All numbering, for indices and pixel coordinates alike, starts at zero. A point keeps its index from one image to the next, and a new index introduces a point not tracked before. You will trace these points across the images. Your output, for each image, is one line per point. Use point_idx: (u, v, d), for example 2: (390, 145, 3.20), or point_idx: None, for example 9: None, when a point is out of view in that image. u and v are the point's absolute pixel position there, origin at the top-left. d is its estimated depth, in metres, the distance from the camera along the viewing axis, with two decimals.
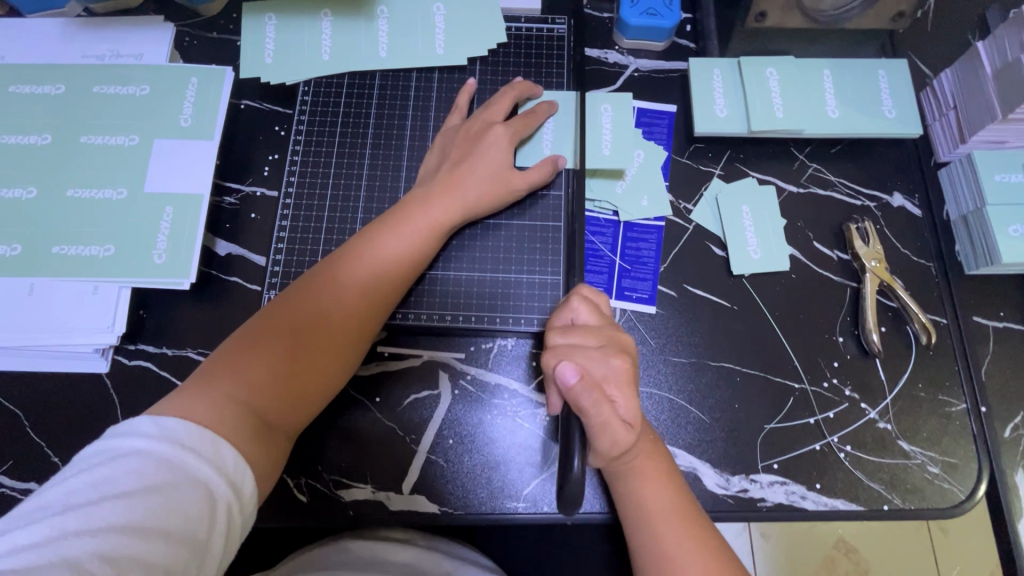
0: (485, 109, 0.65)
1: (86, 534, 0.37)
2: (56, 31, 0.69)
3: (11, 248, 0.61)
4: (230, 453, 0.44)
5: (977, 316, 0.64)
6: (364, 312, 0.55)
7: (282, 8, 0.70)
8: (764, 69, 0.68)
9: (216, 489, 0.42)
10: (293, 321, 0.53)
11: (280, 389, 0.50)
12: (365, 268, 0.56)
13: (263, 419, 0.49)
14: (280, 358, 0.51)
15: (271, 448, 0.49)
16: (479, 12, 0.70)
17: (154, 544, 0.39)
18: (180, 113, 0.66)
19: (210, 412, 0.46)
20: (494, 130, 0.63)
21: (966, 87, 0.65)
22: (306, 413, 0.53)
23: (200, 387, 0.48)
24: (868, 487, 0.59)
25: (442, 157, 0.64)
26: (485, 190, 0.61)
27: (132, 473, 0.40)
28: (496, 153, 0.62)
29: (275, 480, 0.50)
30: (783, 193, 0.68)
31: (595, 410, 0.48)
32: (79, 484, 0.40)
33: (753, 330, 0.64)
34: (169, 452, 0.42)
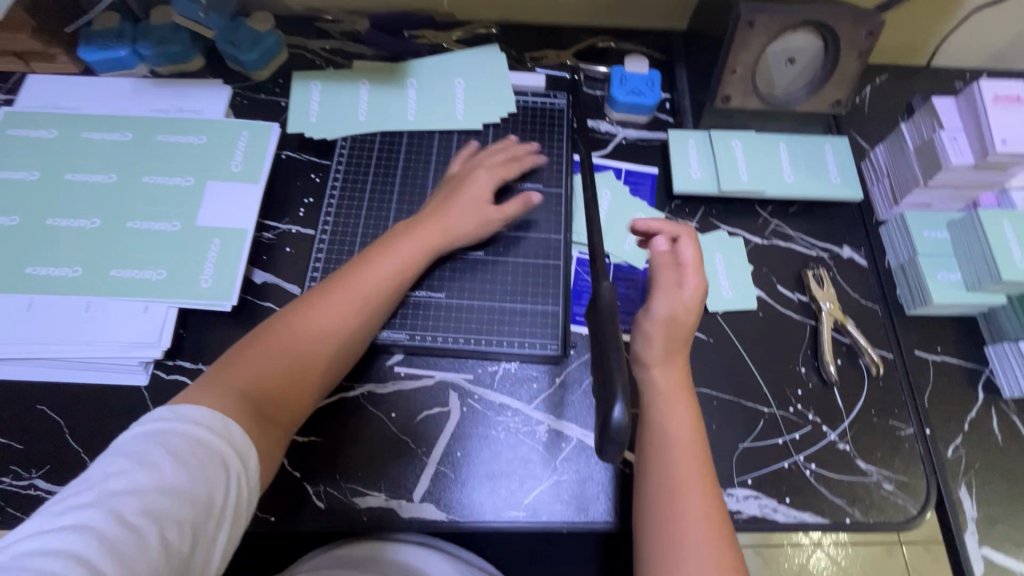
0: (483, 156, 0.77)
1: (127, 494, 0.43)
2: (127, 88, 0.81)
3: (72, 270, 0.69)
4: (237, 430, 0.50)
5: (918, 351, 0.74)
6: (357, 325, 0.63)
7: (327, 78, 0.82)
8: (730, 140, 0.81)
9: (228, 459, 0.48)
10: (295, 326, 0.60)
11: (281, 384, 0.57)
12: (359, 284, 0.64)
13: (263, 409, 0.55)
14: (281, 356, 0.58)
15: (271, 434, 0.54)
16: (493, 86, 0.83)
17: (180, 503, 0.44)
18: (232, 160, 0.76)
19: (219, 398, 0.52)
20: (477, 172, 0.74)
21: (895, 159, 0.78)
22: (303, 408, 0.59)
23: (210, 382, 0.53)
24: (832, 502, 0.66)
25: (436, 194, 0.74)
26: (469, 219, 0.71)
27: (158, 445, 0.46)
28: (477, 192, 0.73)
29: (274, 466, 0.55)
30: (750, 244, 0.79)
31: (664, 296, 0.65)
32: (115, 459, 0.45)
33: (727, 359, 0.72)
34: (185, 429, 0.48)
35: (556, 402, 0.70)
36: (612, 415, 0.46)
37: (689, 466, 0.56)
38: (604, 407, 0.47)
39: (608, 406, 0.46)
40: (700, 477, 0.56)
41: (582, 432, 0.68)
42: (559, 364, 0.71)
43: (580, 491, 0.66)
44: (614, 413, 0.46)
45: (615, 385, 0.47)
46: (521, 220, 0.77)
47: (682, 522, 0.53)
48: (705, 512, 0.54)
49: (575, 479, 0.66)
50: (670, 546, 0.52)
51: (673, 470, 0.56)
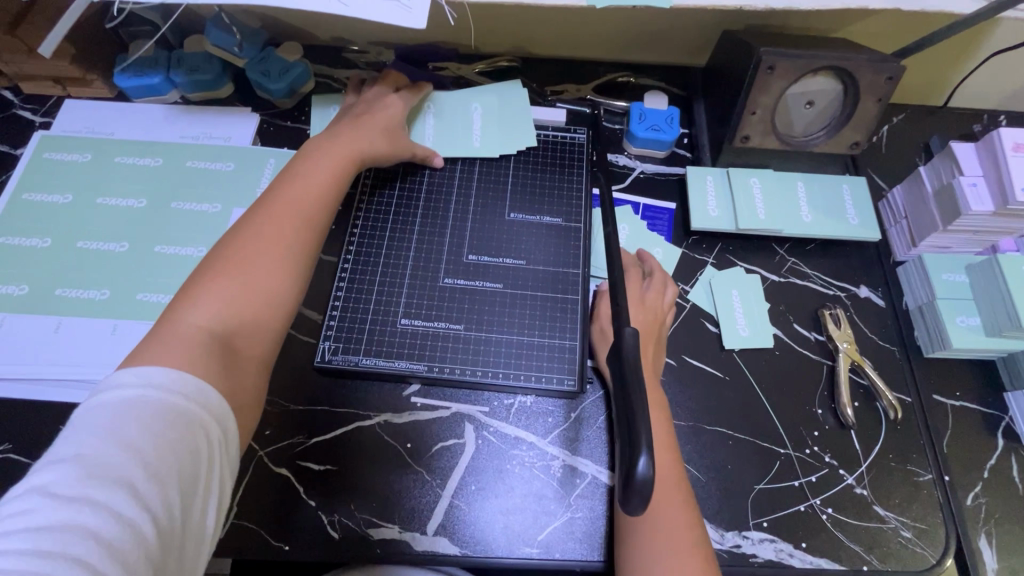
0: (368, 98, 0.79)
1: (104, 467, 0.42)
2: (160, 114, 0.83)
3: (101, 292, 0.70)
4: (214, 394, 0.49)
5: (936, 394, 0.74)
6: (309, 209, 0.63)
7: (345, 103, 0.84)
8: (748, 179, 0.82)
9: (199, 417, 0.47)
10: (237, 257, 0.57)
11: (238, 325, 0.55)
12: (295, 192, 0.64)
13: (227, 346, 0.53)
14: (239, 297, 0.56)
15: (237, 372, 0.53)
16: (516, 118, 0.85)
17: (160, 469, 0.43)
18: (258, 187, 0.78)
19: (170, 349, 0.49)
20: (381, 104, 0.78)
21: (914, 202, 0.79)
22: (263, 338, 0.57)
23: (159, 335, 0.51)
24: (849, 548, 0.66)
25: (340, 119, 0.77)
26: (380, 134, 0.75)
27: (122, 416, 0.44)
28: (386, 116, 0.77)
29: (253, 408, 0.54)
30: (767, 281, 0.79)
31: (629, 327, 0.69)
32: (84, 431, 0.43)
33: (743, 398, 0.72)
34: (155, 394, 0.46)
35: (572, 438, 0.70)
36: (636, 467, 0.42)
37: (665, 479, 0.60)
38: (628, 458, 0.43)
39: (632, 455, 0.43)
40: (675, 489, 0.60)
41: (597, 468, 0.68)
42: (575, 399, 0.72)
43: (595, 529, 0.65)
44: (638, 465, 0.42)
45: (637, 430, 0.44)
46: (539, 252, 0.78)
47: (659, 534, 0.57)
48: (681, 523, 0.58)
49: (590, 516, 0.66)
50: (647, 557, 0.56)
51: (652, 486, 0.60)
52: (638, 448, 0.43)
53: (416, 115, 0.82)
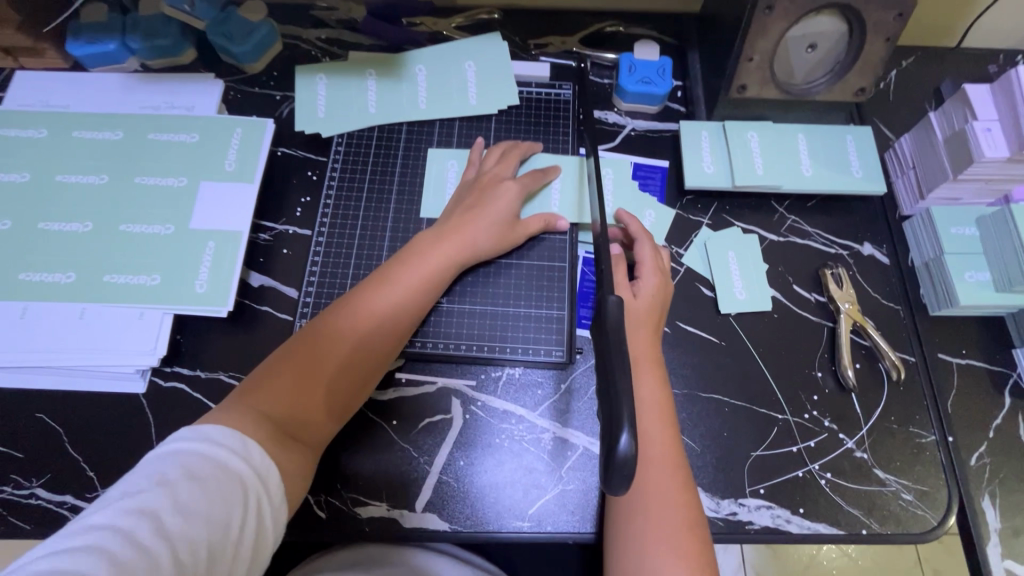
0: (497, 164, 0.73)
1: (144, 515, 0.42)
2: (118, 84, 0.78)
3: (66, 275, 0.67)
4: (257, 452, 0.49)
5: (941, 353, 0.71)
6: (381, 336, 0.61)
7: (330, 69, 0.79)
8: (746, 132, 0.76)
9: (247, 480, 0.48)
10: (320, 348, 0.59)
11: (300, 407, 0.56)
12: (381, 299, 0.62)
13: (289, 437, 0.54)
14: (302, 380, 0.57)
15: (293, 455, 0.54)
16: (497, 76, 0.79)
17: (200, 526, 0.43)
18: (225, 159, 0.74)
19: (241, 422, 0.51)
20: (504, 185, 0.70)
21: (922, 151, 0.74)
22: (322, 430, 0.58)
23: (232, 404, 0.53)
24: (848, 513, 0.64)
25: (456, 204, 0.70)
26: (490, 234, 0.68)
27: (179, 466, 0.45)
28: (504, 204, 0.69)
29: (300, 483, 0.54)
30: (765, 241, 0.75)
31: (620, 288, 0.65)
32: (136, 479, 0.44)
33: (739, 364, 0.70)
34: (212, 448, 0.48)
35: (562, 409, 0.68)
36: (617, 445, 0.39)
37: (659, 444, 0.58)
38: (609, 436, 0.40)
39: (612, 433, 0.40)
40: (667, 454, 0.58)
41: (589, 440, 0.66)
42: (565, 369, 0.69)
43: (587, 500, 0.64)
44: (620, 441, 0.39)
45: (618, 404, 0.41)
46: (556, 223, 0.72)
47: (647, 502, 0.55)
48: (669, 486, 0.56)
49: (581, 488, 0.64)
50: (633, 522, 0.55)
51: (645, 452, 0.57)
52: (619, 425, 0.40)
53: (539, 186, 0.73)
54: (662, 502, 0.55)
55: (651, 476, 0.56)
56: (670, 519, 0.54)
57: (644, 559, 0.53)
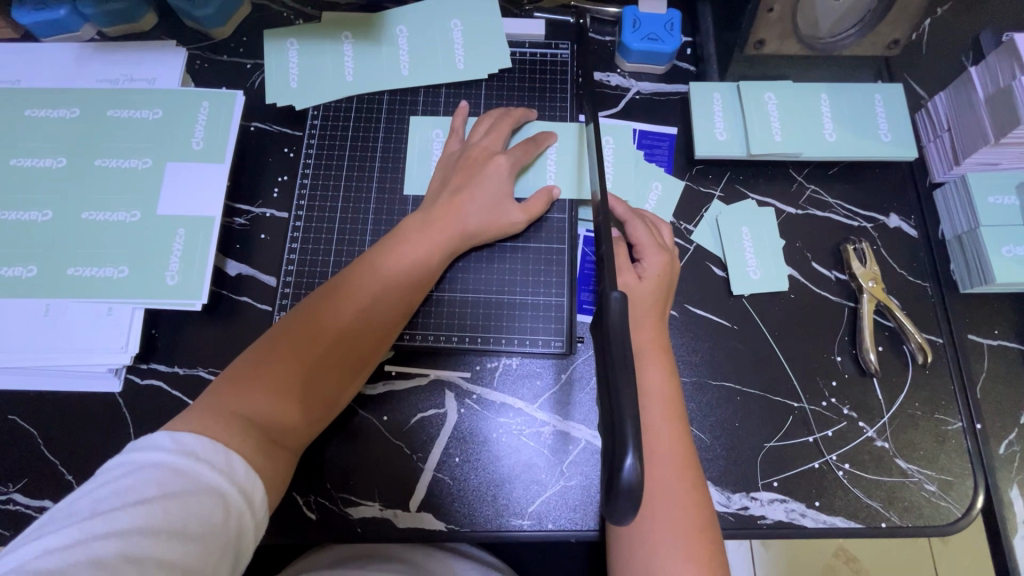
0: (485, 135, 0.66)
1: (109, 536, 0.38)
2: (71, 55, 0.71)
3: (27, 269, 0.62)
4: (239, 464, 0.45)
5: (971, 334, 0.66)
6: (371, 328, 0.57)
7: (303, 33, 0.72)
8: (763, 93, 0.69)
9: (229, 495, 0.44)
10: (303, 341, 0.54)
11: (282, 406, 0.51)
12: (368, 288, 0.57)
13: (270, 438, 0.50)
14: (285, 377, 0.52)
15: (277, 461, 0.50)
16: (488, 36, 0.72)
17: (173, 546, 0.40)
18: (192, 137, 0.68)
19: (217, 427, 0.47)
20: (496, 159, 0.64)
21: (959, 110, 0.67)
22: (307, 429, 0.54)
23: (206, 406, 0.48)
24: (867, 505, 0.60)
25: (441, 184, 0.64)
26: (484, 211, 0.63)
27: (150, 482, 0.41)
28: (497, 182, 0.64)
29: (282, 491, 0.51)
30: (782, 214, 0.69)
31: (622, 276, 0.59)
32: (102, 494, 0.41)
33: (753, 349, 0.65)
34: (189, 459, 0.43)
35: (563, 401, 0.63)
36: (620, 470, 0.35)
37: (667, 440, 0.53)
38: (611, 456, 0.36)
39: (615, 455, 0.36)
40: (675, 450, 0.53)
41: (592, 433, 0.62)
42: (565, 359, 0.65)
43: (589, 497, 0.61)
44: (623, 466, 0.35)
45: (622, 421, 0.36)
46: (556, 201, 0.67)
47: (653, 503, 0.51)
48: (677, 485, 0.52)
49: (584, 484, 0.61)
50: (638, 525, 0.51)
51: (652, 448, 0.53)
52: (624, 446, 0.36)
53: (533, 157, 0.67)
54: (670, 502, 0.51)
55: (658, 475, 0.52)
56: (678, 521, 0.51)
57: (649, 564, 0.49)
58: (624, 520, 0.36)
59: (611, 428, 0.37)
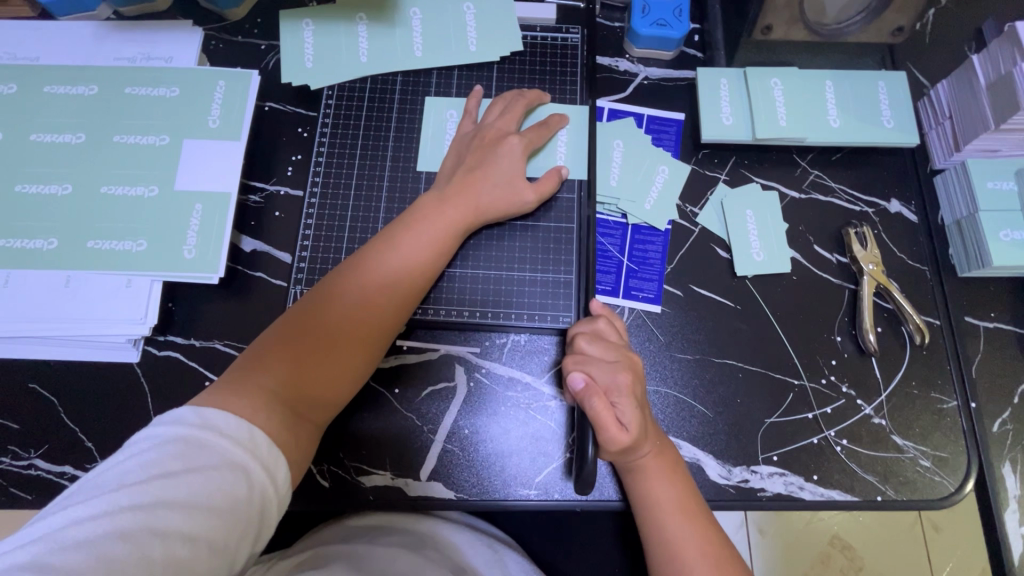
0: (498, 117, 0.67)
1: (135, 508, 0.40)
2: (89, 33, 0.72)
3: (48, 242, 0.64)
4: (262, 440, 0.47)
5: (968, 317, 0.68)
6: (386, 307, 0.58)
7: (318, 14, 0.73)
8: (769, 78, 0.71)
9: (252, 470, 0.46)
10: (324, 320, 0.56)
11: (304, 382, 0.53)
12: (384, 267, 0.59)
13: (293, 412, 0.52)
14: (305, 355, 0.54)
15: (299, 435, 0.52)
16: (500, 20, 0.73)
17: (197, 520, 0.42)
18: (209, 115, 0.69)
19: (241, 402, 0.49)
20: (508, 140, 0.65)
21: (961, 98, 0.68)
22: (329, 405, 0.56)
23: (231, 383, 0.51)
24: (863, 479, 0.62)
25: (456, 163, 0.66)
26: (498, 193, 0.64)
27: (174, 456, 0.43)
28: (510, 163, 0.65)
29: (305, 463, 0.53)
30: (786, 198, 0.71)
31: (597, 410, 0.54)
32: (127, 467, 0.42)
33: (756, 329, 0.66)
34: (211, 435, 0.45)
35: None
36: None
37: (671, 498, 0.55)
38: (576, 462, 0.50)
39: None
40: (680, 505, 0.55)
41: None
42: None
43: None
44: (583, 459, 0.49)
45: None
46: (566, 182, 0.69)
47: (676, 557, 0.53)
48: (692, 534, 0.54)
49: None
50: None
51: (657, 509, 0.55)
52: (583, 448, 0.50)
53: (545, 140, 0.68)
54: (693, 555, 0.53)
55: (672, 531, 0.54)
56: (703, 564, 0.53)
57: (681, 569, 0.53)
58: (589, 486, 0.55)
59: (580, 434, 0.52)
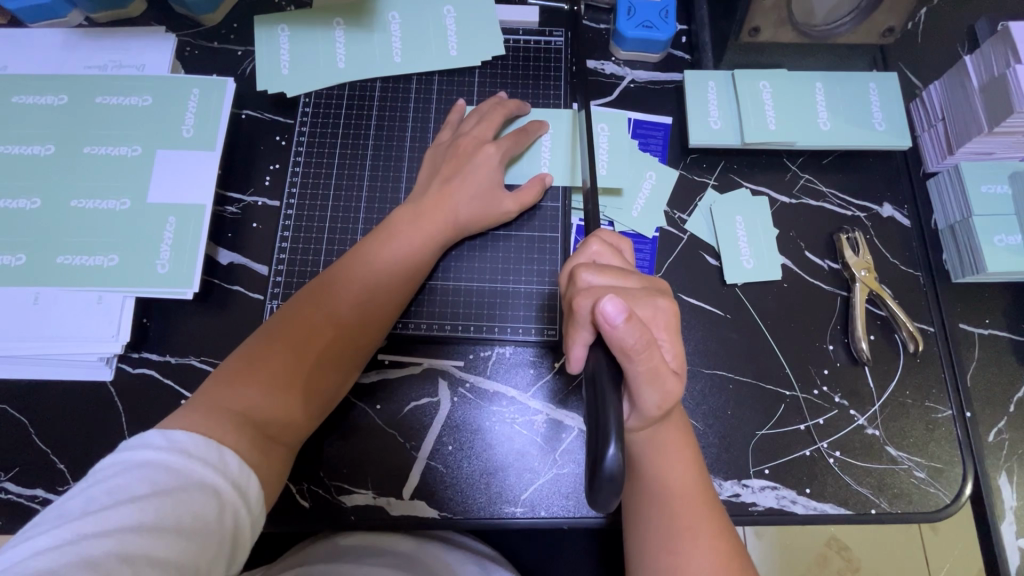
0: (475, 125, 0.66)
1: (101, 534, 0.38)
2: (58, 41, 0.70)
3: (16, 257, 0.62)
4: (233, 461, 0.46)
5: (963, 323, 0.66)
6: (365, 322, 0.57)
7: (295, 19, 0.71)
8: (758, 81, 0.69)
9: (223, 491, 0.44)
10: (297, 343, 0.54)
11: (277, 403, 0.52)
12: (361, 284, 0.57)
13: (265, 434, 0.50)
14: (279, 372, 0.52)
15: (272, 458, 0.51)
16: (482, 23, 0.71)
17: (168, 543, 0.40)
18: (183, 124, 0.67)
19: (212, 424, 0.47)
20: (484, 149, 0.64)
21: (953, 99, 0.67)
22: (304, 424, 0.54)
23: (203, 404, 0.49)
24: (856, 492, 0.61)
25: (430, 175, 0.64)
26: (473, 203, 0.62)
27: (142, 480, 0.41)
28: (486, 172, 0.63)
29: (278, 487, 0.52)
30: (776, 204, 0.69)
31: (645, 354, 0.44)
32: (92, 494, 0.40)
33: (747, 339, 0.65)
34: (178, 458, 0.43)
35: (556, 390, 0.64)
36: (604, 460, 0.40)
37: (684, 482, 0.50)
38: (595, 449, 0.41)
39: (598, 447, 0.40)
40: (693, 492, 0.50)
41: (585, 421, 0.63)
42: (556, 349, 0.65)
43: (582, 485, 0.61)
44: (607, 455, 0.40)
45: (605, 406, 0.43)
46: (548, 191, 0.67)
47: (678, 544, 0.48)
48: (702, 529, 0.48)
49: (577, 472, 0.61)
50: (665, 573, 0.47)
51: (667, 491, 0.50)
52: (606, 438, 0.40)
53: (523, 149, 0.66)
54: (699, 546, 0.47)
55: (683, 519, 0.49)
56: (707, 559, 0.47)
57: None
58: (609, 504, 0.41)
59: (597, 422, 0.42)
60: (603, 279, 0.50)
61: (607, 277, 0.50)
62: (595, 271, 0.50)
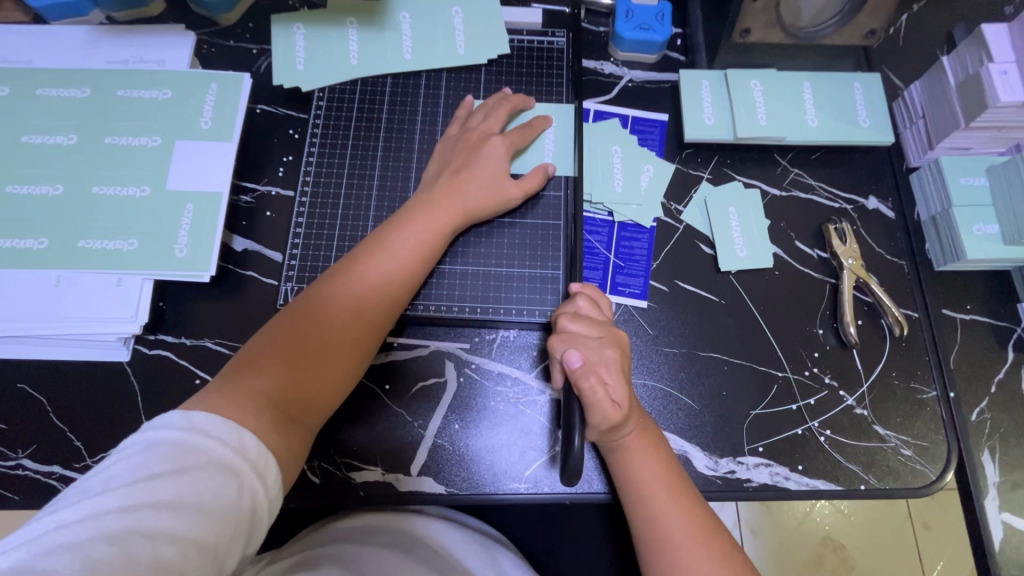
0: (484, 119, 0.69)
1: (123, 510, 0.41)
2: (81, 37, 0.73)
3: (38, 242, 0.64)
4: (252, 442, 0.48)
5: (946, 309, 0.70)
6: (378, 306, 0.59)
7: (309, 18, 0.74)
8: (749, 80, 0.73)
9: (241, 471, 0.46)
10: (314, 328, 0.56)
11: (295, 383, 0.54)
12: (372, 270, 0.60)
13: (285, 413, 0.52)
14: (296, 356, 0.55)
15: (292, 437, 0.52)
16: (487, 23, 0.75)
17: (186, 520, 0.42)
18: (201, 116, 0.70)
19: (233, 406, 0.49)
20: (492, 141, 0.67)
21: (932, 98, 0.71)
22: (321, 406, 0.56)
23: (226, 386, 0.51)
24: (847, 469, 0.64)
25: (442, 165, 0.67)
26: (482, 192, 0.65)
27: (162, 459, 0.44)
28: (494, 162, 0.66)
29: (297, 466, 0.53)
30: (767, 195, 0.73)
31: (589, 387, 0.54)
32: (116, 470, 0.43)
33: (740, 323, 0.68)
34: (197, 439, 0.45)
35: None
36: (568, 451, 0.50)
37: (656, 477, 0.55)
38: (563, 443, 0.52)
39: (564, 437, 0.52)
40: (666, 482, 0.55)
41: None
42: None
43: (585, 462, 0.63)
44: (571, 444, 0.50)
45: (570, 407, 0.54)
46: (551, 182, 0.71)
47: (667, 542, 0.53)
48: (680, 516, 0.54)
49: None
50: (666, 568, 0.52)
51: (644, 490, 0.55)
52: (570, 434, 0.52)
53: (528, 141, 0.69)
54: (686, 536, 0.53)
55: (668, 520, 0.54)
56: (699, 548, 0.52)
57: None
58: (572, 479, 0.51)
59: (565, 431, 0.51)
60: (578, 325, 0.59)
61: (583, 323, 0.59)
62: (569, 321, 0.59)
